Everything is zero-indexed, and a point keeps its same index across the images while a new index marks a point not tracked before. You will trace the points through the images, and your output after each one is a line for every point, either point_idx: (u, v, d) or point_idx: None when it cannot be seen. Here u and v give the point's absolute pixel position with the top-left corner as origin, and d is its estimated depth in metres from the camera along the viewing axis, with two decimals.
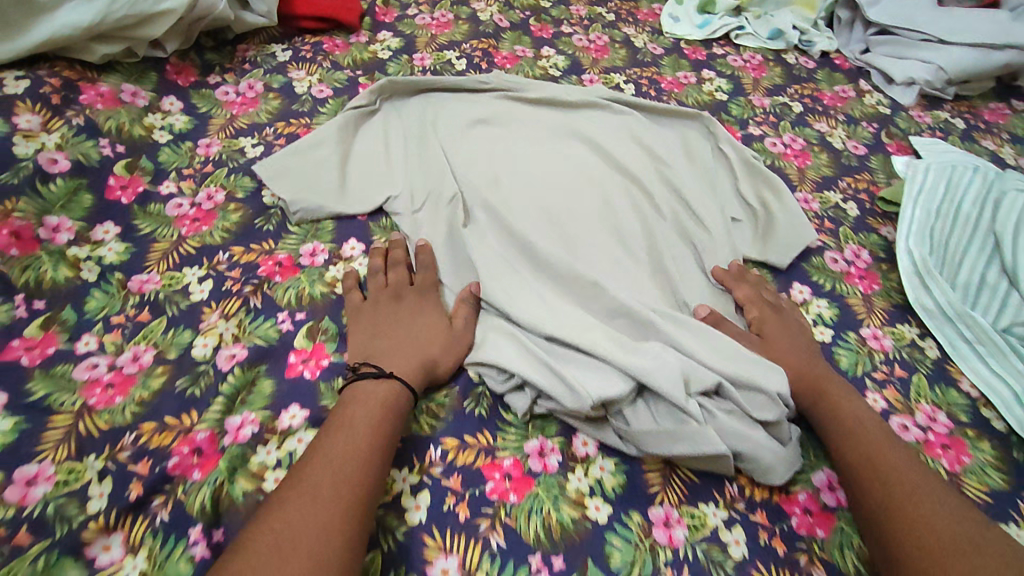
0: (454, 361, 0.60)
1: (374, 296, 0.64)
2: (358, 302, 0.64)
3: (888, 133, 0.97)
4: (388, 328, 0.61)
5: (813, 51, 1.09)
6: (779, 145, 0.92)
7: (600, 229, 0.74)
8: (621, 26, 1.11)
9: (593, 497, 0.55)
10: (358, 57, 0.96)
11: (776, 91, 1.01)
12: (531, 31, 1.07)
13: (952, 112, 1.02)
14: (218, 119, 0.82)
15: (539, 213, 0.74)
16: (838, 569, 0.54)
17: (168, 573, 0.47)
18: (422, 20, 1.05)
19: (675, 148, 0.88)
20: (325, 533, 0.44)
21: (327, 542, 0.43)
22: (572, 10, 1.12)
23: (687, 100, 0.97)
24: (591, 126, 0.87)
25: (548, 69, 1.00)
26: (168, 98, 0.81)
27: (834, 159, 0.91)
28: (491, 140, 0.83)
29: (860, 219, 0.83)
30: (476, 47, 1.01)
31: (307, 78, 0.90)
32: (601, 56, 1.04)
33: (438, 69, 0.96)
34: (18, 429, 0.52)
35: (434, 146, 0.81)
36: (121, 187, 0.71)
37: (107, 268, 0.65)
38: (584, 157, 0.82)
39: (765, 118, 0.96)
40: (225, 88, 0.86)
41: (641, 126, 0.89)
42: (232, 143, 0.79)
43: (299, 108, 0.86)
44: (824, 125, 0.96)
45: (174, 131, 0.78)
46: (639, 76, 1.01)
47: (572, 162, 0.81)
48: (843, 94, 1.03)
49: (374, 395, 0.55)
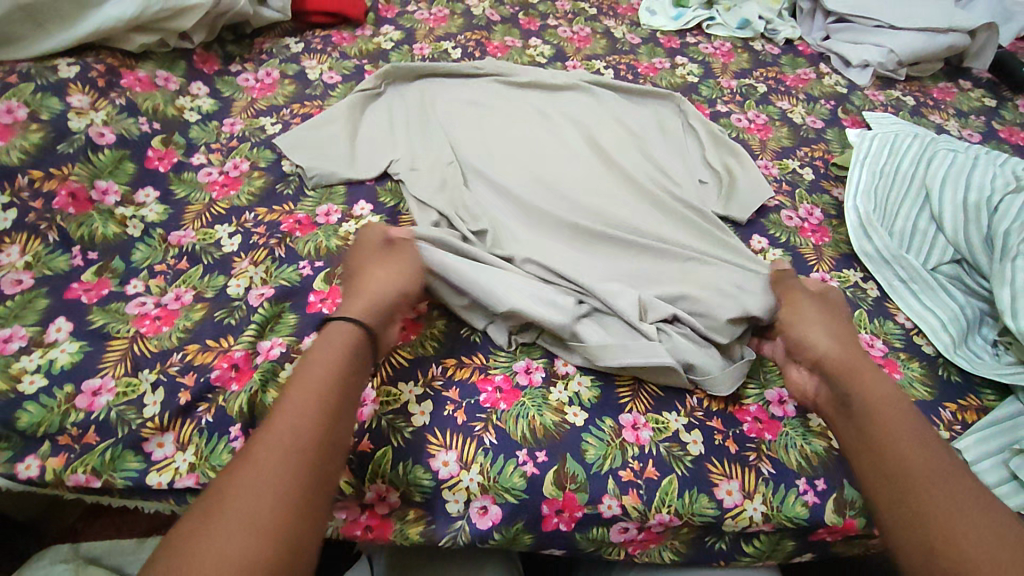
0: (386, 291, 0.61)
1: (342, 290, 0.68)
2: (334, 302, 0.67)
3: (845, 109, 1.07)
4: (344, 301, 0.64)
5: (778, 38, 1.20)
6: (743, 120, 1.02)
7: (578, 188, 0.82)
8: (602, 19, 1.22)
9: (572, 406, 0.63)
10: (364, 48, 1.06)
11: (743, 74, 1.12)
12: (520, 23, 1.17)
13: (904, 91, 1.13)
14: (240, 103, 0.93)
15: (524, 178, 0.83)
16: (783, 463, 0.62)
17: (214, 462, 0.57)
18: (421, 15, 1.15)
19: (652, 122, 0.97)
20: (295, 474, 0.44)
21: (297, 483, 0.44)
22: (558, 5, 1.23)
23: (662, 83, 1.08)
24: (575, 106, 0.96)
25: (535, 56, 1.10)
26: (196, 83, 0.93)
27: (794, 132, 1.01)
28: (484, 118, 0.92)
29: (814, 182, 0.92)
30: (470, 38, 1.11)
31: (318, 67, 1.01)
32: (584, 45, 1.14)
33: (436, 58, 1.06)
34: (83, 350, 0.62)
35: (431, 124, 0.90)
36: (158, 158, 0.82)
37: (149, 225, 0.75)
38: (568, 132, 0.91)
39: (732, 98, 1.07)
40: (245, 76, 0.98)
41: (621, 105, 0.98)
42: (254, 122, 0.90)
43: (312, 92, 0.96)
44: (786, 104, 1.07)
45: (202, 112, 0.90)
46: (618, 62, 1.11)
47: (555, 135, 0.90)
48: (805, 76, 1.13)
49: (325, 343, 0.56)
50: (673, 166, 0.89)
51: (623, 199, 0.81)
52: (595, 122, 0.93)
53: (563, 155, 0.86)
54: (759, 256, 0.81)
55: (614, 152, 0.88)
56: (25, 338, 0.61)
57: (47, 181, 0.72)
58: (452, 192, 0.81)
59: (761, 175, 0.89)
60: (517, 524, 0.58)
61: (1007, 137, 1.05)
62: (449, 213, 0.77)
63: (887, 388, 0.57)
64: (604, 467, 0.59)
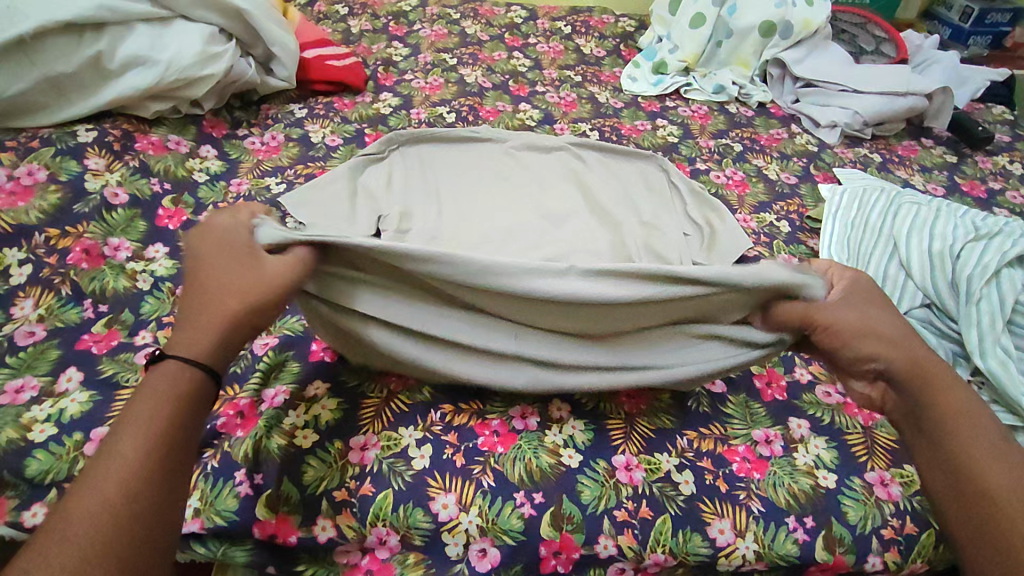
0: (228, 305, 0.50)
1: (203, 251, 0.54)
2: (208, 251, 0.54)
3: (816, 166, 1.14)
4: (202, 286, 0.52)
5: (751, 102, 1.29)
6: (721, 177, 1.09)
7: (569, 246, 0.86)
8: (587, 86, 1.30)
9: (567, 448, 0.65)
10: (364, 113, 1.13)
11: (720, 135, 1.20)
12: (510, 90, 1.25)
13: (870, 149, 1.21)
14: (247, 164, 0.99)
15: (518, 237, 0.87)
16: (772, 501, 0.63)
17: (219, 507, 0.58)
18: (417, 83, 1.23)
19: (638, 181, 1.03)
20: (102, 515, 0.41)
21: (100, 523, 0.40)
22: (545, 73, 1.32)
23: (644, 143, 1.15)
24: (565, 169, 1.03)
25: (524, 120, 1.17)
26: (205, 146, 0.99)
27: (769, 187, 1.08)
28: (479, 180, 0.98)
29: (791, 234, 0.98)
30: (464, 104, 1.19)
31: (321, 131, 1.08)
32: (570, 110, 1.22)
33: (432, 122, 1.13)
34: (92, 399, 0.63)
35: (429, 187, 0.96)
36: (168, 217, 0.85)
37: (159, 279, 0.77)
38: (558, 194, 0.97)
39: (710, 156, 1.14)
40: (252, 139, 1.04)
41: (608, 167, 1.05)
42: (260, 182, 0.95)
43: (315, 154, 1.02)
44: (761, 161, 1.14)
45: (211, 172, 0.95)
46: (603, 125, 1.19)
47: (547, 197, 0.96)
48: (778, 136, 1.22)
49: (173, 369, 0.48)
50: (658, 221, 0.94)
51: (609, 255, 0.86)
52: (584, 184, 1.00)
53: (555, 215, 0.92)
54: None
55: (601, 213, 0.94)
56: (36, 388, 0.63)
57: (62, 239, 0.76)
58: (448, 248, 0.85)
59: (742, 226, 0.95)
60: (515, 566, 0.59)
61: (968, 190, 1.12)
62: None
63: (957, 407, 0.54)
64: (600, 507, 0.61)
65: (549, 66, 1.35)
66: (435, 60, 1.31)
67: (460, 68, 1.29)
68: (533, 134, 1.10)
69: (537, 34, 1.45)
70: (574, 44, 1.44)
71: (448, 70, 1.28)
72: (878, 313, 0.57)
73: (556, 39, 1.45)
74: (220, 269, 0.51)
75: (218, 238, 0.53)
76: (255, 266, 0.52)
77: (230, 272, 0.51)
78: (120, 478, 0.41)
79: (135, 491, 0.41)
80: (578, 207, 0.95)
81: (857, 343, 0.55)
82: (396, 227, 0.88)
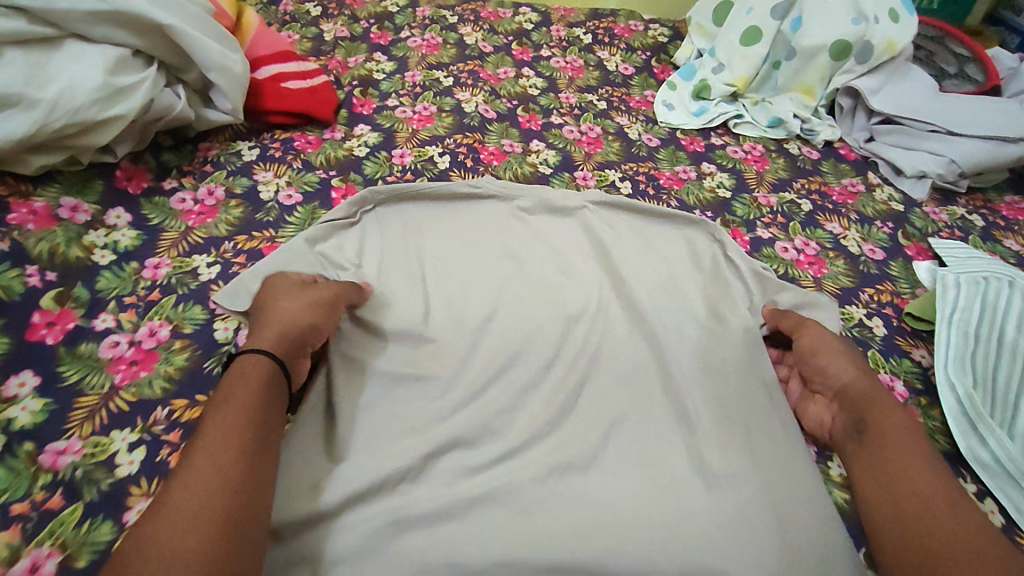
0: (294, 319, 0.60)
1: (268, 293, 0.63)
2: (278, 286, 0.64)
3: (905, 233, 0.92)
4: (268, 308, 0.61)
5: (816, 140, 1.05)
6: (791, 250, 0.86)
7: (609, 384, 0.65)
8: (614, 115, 1.05)
9: None
10: (332, 155, 0.89)
11: (782, 186, 0.97)
12: (519, 122, 1.00)
13: (968, 207, 0.98)
14: (170, 234, 0.75)
15: (531, 358, 0.66)
16: None
17: None
18: (403, 112, 0.97)
19: (687, 257, 0.80)
20: (228, 450, 0.46)
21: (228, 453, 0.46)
22: (561, 98, 1.07)
23: (689, 199, 0.92)
24: (589, 244, 0.80)
25: (537, 165, 0.93)
26: (115, 210, 0.75)
27: (853, 266, 0.85)
28: (481, 266, 0.75)
29: (889, 339, 0.76)
30: (460, 142, 0.94)
31: (274, 181, 0.83)
32: (594, 150, 0.97)
33: (420, 169, 0.88)
34: None
35: (414, 272, 0.73)
36: (47, 324, 0.62)
37: (17, 435, 0.55)
38: (591, 285, 0.74)
39: (773, 218, 0.91)
40: (182, 195, 0.80)
41: (645, 239, 0.82)
42: (184, 263, 0.72)
43: (263, 217, 0.79)
44: (837, 226, 0.91)
45: (118, 249, 0.71)
46: (635, 172, 0.95)
47: (575, 292, 0.73)
48: (853, 188, 0.98)
49: (249, 371, 0.53)
50: (722, 329, 0.72)
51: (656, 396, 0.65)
52: (616, 266, 0.77)
53: (591, 323, 0.70)
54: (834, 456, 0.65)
55: (645, 317, 0.71)
56: None
57: None
58: (443, 382, 0.63)
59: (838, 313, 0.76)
60: None
61: None
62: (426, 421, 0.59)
63: (911, 439, 0.58)
64: None
65: (566, 87, 1.09)
66: (425, 79, 1.05)
67: (456, 91, 1.03)
68: (551, 189, 0.86)
69: (550, 45, 1.19)
70: (597, 57, 1.18)
71: (442, 94, 1.02)
72: (818, 335, 0.68)
73: (573, 51, 1.19)
74: (282, 298, 0.62)
75: (274, 295, 0.63)
76: (293, 297, 0.62)
77: (287, 298, 0.62)
78: (233, 434, 0.47)
79: (224, 458, 0.45)
80: (615, 311, 0.72)
81: (808, 342, 0.68)
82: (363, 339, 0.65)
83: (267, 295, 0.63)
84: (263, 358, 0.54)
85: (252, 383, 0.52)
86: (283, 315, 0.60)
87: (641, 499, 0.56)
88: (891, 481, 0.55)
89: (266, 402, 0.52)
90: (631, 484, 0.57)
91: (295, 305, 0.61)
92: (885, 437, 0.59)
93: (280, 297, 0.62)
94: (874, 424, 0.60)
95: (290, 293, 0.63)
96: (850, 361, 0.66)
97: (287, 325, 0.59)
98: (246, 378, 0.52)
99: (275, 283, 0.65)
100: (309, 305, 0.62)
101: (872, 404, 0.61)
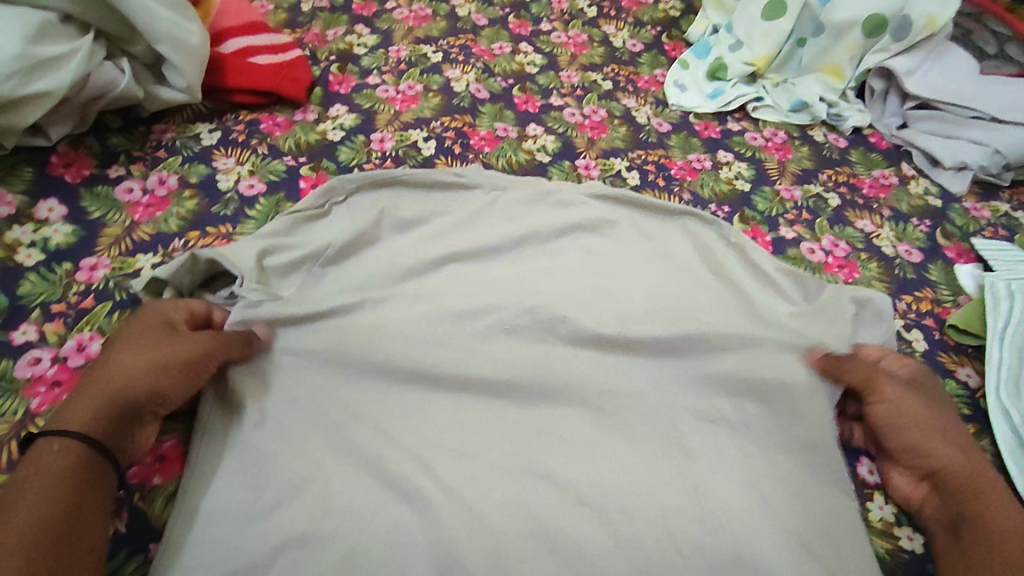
0: (139, 385, 0.49)
1: (132, 335, 0.52)
2: (159, 329, 0.53)
3: (944, 232, 0.83)
4: (111, 361, 0.50)
5: (844, 127, 0.95)
6: (817, 251, 0.77)
7: (600, 418, 0.58)
8: (620, 96, 0.95)
9: None
10: (303, 139, 0.79)
11: (806, 178, 0.87)
12: (515, 103, 0.90)
13: (1012, 203, 0.88)
14: (111, 230, 0.65)
15: (525, 387, 0.58)
16: None
17: None
18: (385, 92, 0.87)
19: (698, 266, 0.70)
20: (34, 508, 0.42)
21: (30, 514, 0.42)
22: (562, 76, 0.96)
23: (704, 193, 0.82)
24: (586, 248, 0.70)
25: (534, 152, 0.83)
26: (47, 202, 0.65)
27: (887, 271, 0.76)
28: (462, 274, 0.65)
29: (929, 355, 0.68)
30: (448, 126, 0.84)
31: (235, 169, 0.74)
32: (598, 135, 0.87)
33: (401, 157, 0.79)
34: None
35: (384, 282, 0.64)
36: None
37: None
38: (588, 299, 0.65)
39: (798, 215, 0.81)
40: (129, 185, 0.70)
41: (651, 242, 0.71)
42: (126, 263, 0.63)
43: (220, 211, 0.69)
44: (868, 224, 0.82)
45: (49, 247, 0.62)
46: (644, 161, 0.85)
47: (568, 308, 0.63)
48: (884, 181, 0.89)
49: (53, 448, 0.45)
50: (734, 353, 0.63)
51: (657, 431, 0.57)
52: (617, 277, 0.67)
53: (587, 345, 0.61)
54: (876, 496, 0.59)
55: (648, 338, 0.62)
56: None
57: None
58: (412, 415, 0.56)
59: (880, 331, 0.66)
60: None
61: None
62: (416, 463, 0.53)
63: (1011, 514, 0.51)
64: None
65: (568, 65, 0.99)
66: (412, 54, 0.94)
67: (445, 68, 0.93)
68: (546, 181, 0.75)
69: (552, 17, 1.07)
70: (602, 32, 1.07)
71: (429, 71, 0.92)
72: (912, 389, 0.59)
73: (577, 24, 1.07)
74: (133, 343, 0.51)
75: (131, 337, 0.52)
76: (152, 345, 0.51)
77: (139, 345, 0.51)
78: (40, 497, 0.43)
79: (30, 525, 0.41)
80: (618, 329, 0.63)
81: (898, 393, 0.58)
82: (338, 366, 0.57)
83: (124, 338, 0.52)
84: (65, 437, 0.45)
85: (60, 460, 0.45)
86: (126, 372, 0.49)
87: (621, 551, 0.50)
88: (986, 548, 0.50)
89: (87, 470, 0.45)
90: (610, 536, 0.51)
91: (144, 354, 0.50)
92: (978, 532, 0.51)
93: (134, 344, 0.51)
94: (969, 501, 0.53)
95: (150, 339, 0.52)
96: (948, 428, 0.57)
97: (123, 387, 0.49)
98: (51, 456, 0.45)
99: (146, 321, 0.54)
100: (169, 361, 0.51)
101: (972, 488, 0.53)
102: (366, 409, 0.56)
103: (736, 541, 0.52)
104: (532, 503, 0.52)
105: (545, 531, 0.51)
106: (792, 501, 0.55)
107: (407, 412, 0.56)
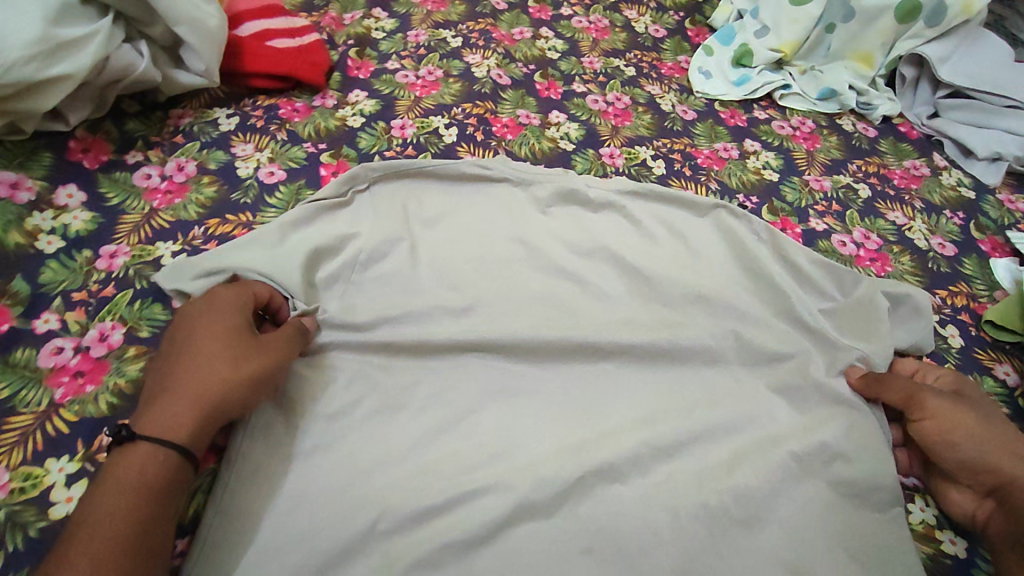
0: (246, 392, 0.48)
1: (213, 329, 0.49)
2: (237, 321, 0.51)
3: (978, 225, 0.80)
4: (194, 359, 0.47)
5: (874, 115, 0.92)
6: (848, 244, 0.75)
7: (630, 414, 0.56)
8: (644, 83, 0.93)
9: None
10: (323, 125, 0.77)
11: (835, 168, 0.85)
12: (537, 89, 0.88)
13: None
14: (131, 217, 0.64)
15: (554, 386, 0.57)
16: None
17: None
18: (405, 77, 0.85)
19: (728, 262, 0.68)
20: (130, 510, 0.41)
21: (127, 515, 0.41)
22: (584, 62, 0.94)
23: (731, 182, 0.80)
24: (615, 243, 0.68)
25: (558, 140, 0.81)
26: (66, 188, 0.64)
27: (920, 264, 0.75)
28: (487, 266, 0.64)
29: (965, 352, 0.67)
30: (469, 113, 0.82)
31: (255, 156, 0.72)
32: (623, 123, 0.85)
33: (422, 143, 0.77)
34: None
35: (408, 272, 0.62)
36: None
37: None
38: (614, 297, 0.64)
39: (828, 206, 0.79)
40: (148, 171, 0.68)
41: (679, 236, 0.70)
42: (146, 252, 0.61)
43: (240, 198, 0.68)
44: (900, 216, 0.80)
45: (68, 234, 0.61)
46: (669, 150, 0.83)
47: (592, 308, 0.63)
48: (916, 171, 0.86)
49: (155, 459, 0.43)
50: (766, 349, 0.61)
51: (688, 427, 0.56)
52: (648, 273, 0.65)
53: (616, 339, 0.60)
54: (915, 498, 0.58)
55: (680, 335, 0.61)
56: None
57: None
58: (438, 407, 0.54)
59: (917, 328, 0.65)
60: None
61: None
62: (443, 458, 0.52)
63: None
64: None
65: (590, 50, 0.96)
66: (431, 39, 0.92)
67: (465, 53, 0.91)
68: (573, 174, 0.73)
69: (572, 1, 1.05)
70: (624, 17, 1.05)
71: (450, 57, 0.90)
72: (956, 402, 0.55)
73: (598, 8, 1.05)
74: (221, 340, 0.49)
75: (215, 332, 0.49)
76: (247, 347, 0.49)
77: (231, 345, 0.49)
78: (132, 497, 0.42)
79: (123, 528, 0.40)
80: (647, 325, 0.62)
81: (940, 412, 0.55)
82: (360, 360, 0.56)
83: (205, 331, 0.49)
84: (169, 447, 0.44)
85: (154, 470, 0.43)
86: (224, 374, 0.47)
87: (654, 551, 0.49)
88: None
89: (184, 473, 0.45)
90: (642, 535, 0.50)
91: (241, 358, 0.48)
92: None
93: (224, 340, 0.49)
94: None
95: (243, 338, 0.50)
96: (1005, 439, 0.53)
97: (222, 391, 0.47)
98: (152, 466, 0.43)
99: (218, 310, 0.51)
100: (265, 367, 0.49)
101: None
102: (391, 402, 0.54)
103: (769, 541, 0.51)
104: (562, 499, 0.51)
105: (582, 527, 0.50)
106: (827, 501, 0.53)
107: (433, 405, 0.55)
